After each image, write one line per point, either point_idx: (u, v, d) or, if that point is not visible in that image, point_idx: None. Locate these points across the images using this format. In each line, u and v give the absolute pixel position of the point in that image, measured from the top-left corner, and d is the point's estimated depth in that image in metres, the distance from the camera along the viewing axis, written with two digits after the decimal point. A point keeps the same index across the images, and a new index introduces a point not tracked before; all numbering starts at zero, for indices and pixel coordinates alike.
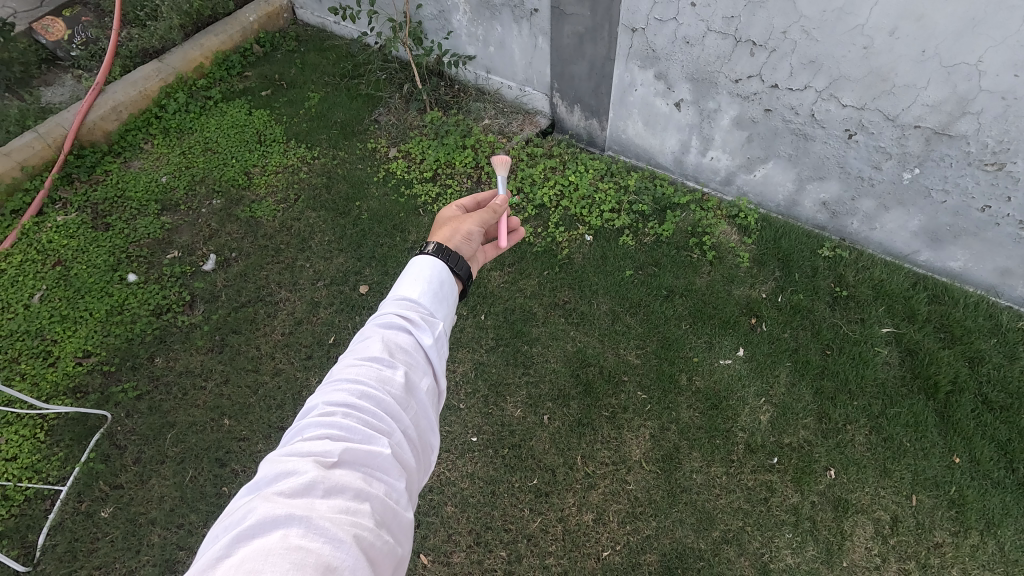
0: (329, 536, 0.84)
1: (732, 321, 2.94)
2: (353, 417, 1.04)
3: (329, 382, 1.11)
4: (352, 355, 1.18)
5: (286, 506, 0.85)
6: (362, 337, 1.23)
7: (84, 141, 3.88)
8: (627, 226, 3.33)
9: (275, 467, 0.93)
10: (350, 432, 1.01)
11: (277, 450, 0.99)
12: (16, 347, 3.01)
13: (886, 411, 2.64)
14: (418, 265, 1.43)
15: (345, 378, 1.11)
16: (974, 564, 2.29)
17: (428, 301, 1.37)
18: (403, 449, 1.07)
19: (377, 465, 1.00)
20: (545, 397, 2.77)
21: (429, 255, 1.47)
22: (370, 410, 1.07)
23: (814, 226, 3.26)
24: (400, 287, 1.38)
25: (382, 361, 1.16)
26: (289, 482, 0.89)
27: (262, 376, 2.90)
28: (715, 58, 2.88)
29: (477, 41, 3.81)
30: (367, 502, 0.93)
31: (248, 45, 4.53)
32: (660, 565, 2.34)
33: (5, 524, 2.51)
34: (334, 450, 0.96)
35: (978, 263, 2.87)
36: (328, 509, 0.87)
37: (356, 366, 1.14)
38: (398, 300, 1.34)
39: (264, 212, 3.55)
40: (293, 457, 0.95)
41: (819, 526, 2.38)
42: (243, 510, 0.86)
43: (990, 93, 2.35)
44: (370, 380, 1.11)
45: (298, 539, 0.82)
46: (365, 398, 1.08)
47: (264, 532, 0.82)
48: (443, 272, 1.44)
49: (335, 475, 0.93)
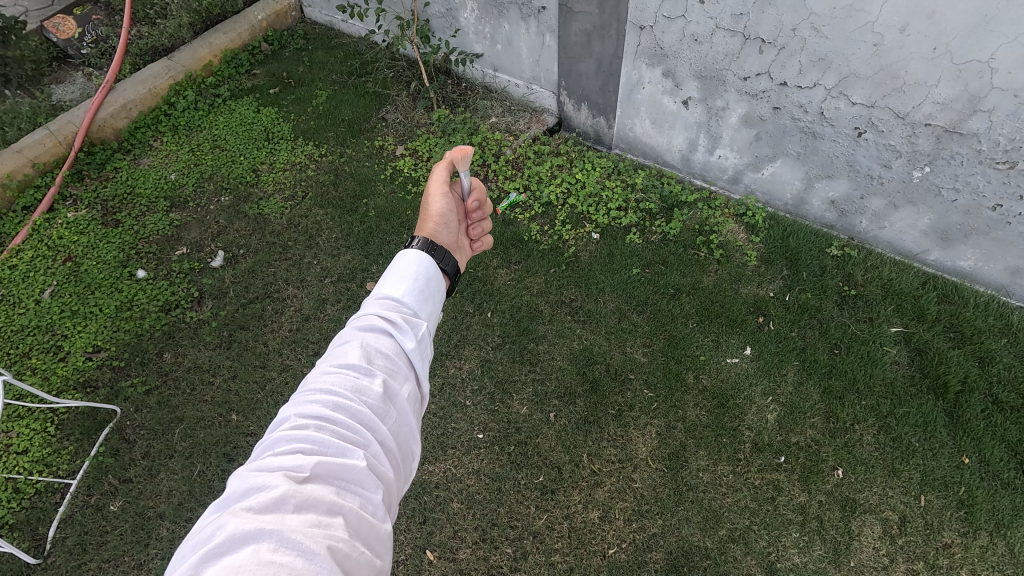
0: (301, 549, 0.80)
1: (740, 320, 2.93)
2: (327, 430, 0.99)
3: (303, 392, 1.06)
4: (328, 362, 1.13)
5: (255, 522, 0.81)
6: (341, 343, 1.19)
7: (94, 139, 3.91)
8: (635, 224, 3.32)
9: (244, 482, 0.89)
10: (323, 445, 0.96)
11: (247, 464, 0.95)
12: (28, 341, 3.04)
13: (895, 410, 2.62)
14: (403, 261, 1.41)
15: (319, 389, 1.06)
16: (984, 566, 2.27)
17: (412, 300, 1.34)
18: (380, 460, 1.02)
19: (351, 477, 0.95)
20: (551, 394, 2.77)
21: (416, 249, 1.46)
22: (345, 421, 1.02)
23: (822, 224, 3.24)
24: (382, 287, 1.35)
25: (359, 369, 1.11)
26: (258, 497, 0.85)
27: (270, 371, 2.92)
28: (724, 55, 2.86)
29: (485, 39, 3.81)
30: (340, 516, 0.88)
31: (256, 44, 4.55)
32: (665, 563, 2.33)
33: (16, 516, 2.53)
34: (306, 465, 0.92)
35: (989, 262, 2.85)
36: (299, 523, 0.83)
37: (331, 375, 1.09)
38: (381, 301, 1.31)
39: (272, 209, 3.57)
40: (264, 472, 0.90)
41: (827, 525, 2.37)
42: (211, 528, 0.82)
43: (1002, 91, 2.33)
44: (344, 390, 1.06)
45: (268, 555, 0.78)
46: (339, 409, 1.03)
47: (233, 550, 0.78)
48: (429, 267, 1.42)
49: (307, 489, 0.88)
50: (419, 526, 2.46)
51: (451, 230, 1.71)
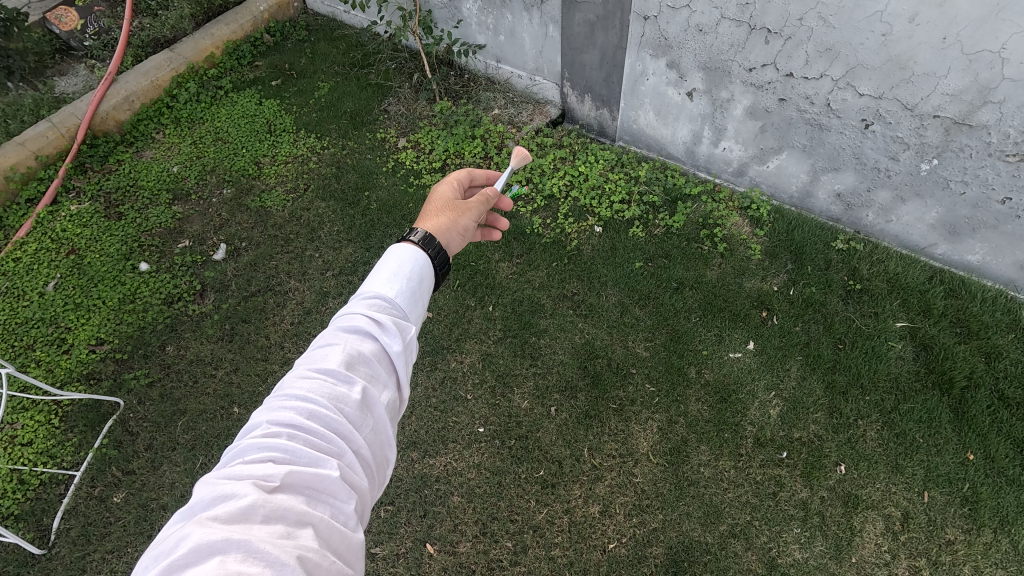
0: (270, 560, 0.79)
1: (743, 314, 2.91)
2: (300, 439, 0.98)
3: (278, 398, 1.04)
4: (307, 365, 1.11)
5: (222, 531, 0.80)
6: (324, 345, 1.17)
7: (96, 131, 3.90)
8: (638, 217, 3.29)
9: (212, 491, 0.87)
10: (295, 455, 0.95)
11: (216, 472, 0.93)
12: (32, 334, 3.05)
13: (899, 406, 2.60)
14: (395, 258, 1.39)
15: (294, 395, 1.04)
16: (987, 562, 2.25)
17: (401, 301, 1.32)
18: (355, 470, 1.01)
19: (324, 487, 0.94)
20: (552, 388, 2.76)
21: (410, 244, 1.44)
22: (318, 430, 1.00)
23: (828, 217, 3.20)
24: (371, 284, 1.33)
25: (338, 376, 1.10)
26: (225, 507, 0.84)
27: (271, 365, 2.93)
28: (728, 46, 2.82)
29: (487, 30, 3.77)
30: (309, 527, 0.88)
31: (258, 35, 4.53)
32: (666, 558, 2.33)
33: (21, 507, 2.56)
34: (276, 474, 0.91)
35: (998, 256, 2.81)
36: (267, 534, 0.83)
37: (308, 381, 1.07)
38: (369, 300, 1.29)
39: (274, 202, 3.56)
40: (232, 480, 0.89)
41: (829, 521, 2.36)
42: (175, 538, 0.81)
43: (1013, 82, 2.29)
44: (321, 397, 1.04)
45: (236, 565, 0.77)
46: (314, 417, 1.02)
47: (198, 561, 0.77)
48: (420, 265, 1.41)
49: (276, 499, 0.87)
50: (419, 519, 2.46)
51: (465, 243, 1.71)
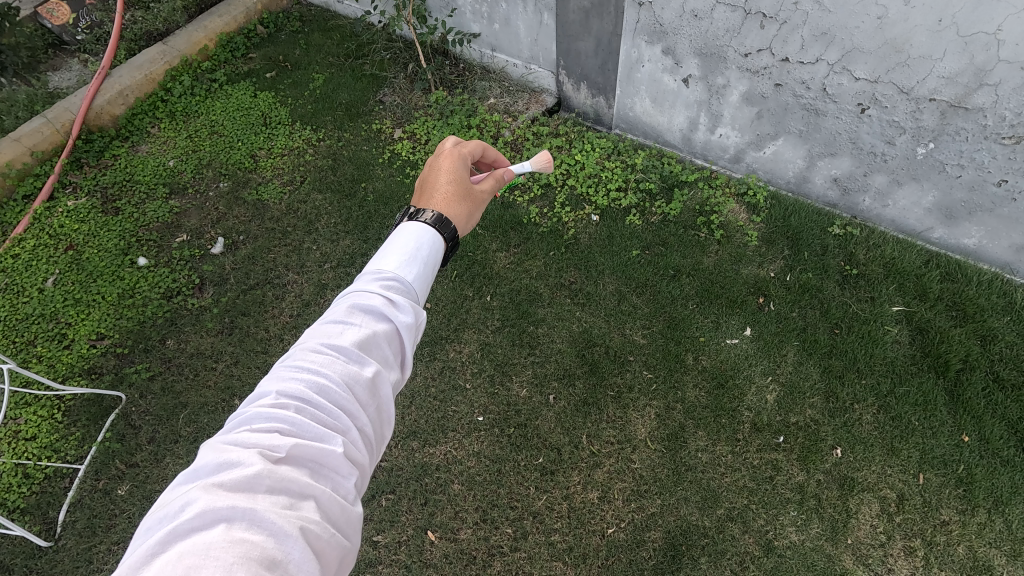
0: (273, 530, 0.81)
1: (740, 301, 2.92)
2: (307, 413, 0.99)
3: (287, 368, 1.05)
4: (319, 339, 1.12)
5: (227, 499, 0.82)
6: (336, 319, 1.17)
7: (92, 126, 3.89)
8: (635, 205, 3.30)
9: (217, 456, 0.89)
10: (301, 428, 0.96)
11: (220, 436, 0.95)
12: (33, 330, 3.06)
13: (895, 389, 2.62)
14: (409, 238, 1.40)
15: (303, 368, 1.05)
16: (981, 542, 2.28)
17: (413, 282, 1.33)
18: (358, 447, 1.02)
19: (327, 461, 0.96)
20: (551, 376, 2.77)
21: (422, 224, 1.44)
22: (325, 405, 1.01)
23: (825, 203, 3.20)
24: (384, 263, 1.33)
25: (349, 353, 1.10)
26: (231, 475, 0.86)
27: (271, 357, 2.95)
28: (724, 31, 2.81)
29: (482, 19, 3.75)
30: (311, 499, 0.90)
31: (251, 27, 4.50)
32: (664, 542, 2.36)
33: (26, 501, 2.59)
34: (282, 445, 0.92)
35: (994, 239, 2.81)
36: (272, 504, 0.84)
37: (320, 354, 1.08)
38: (381, 278, 1.29)
39: (270, 195, 3.56)
40: (237, 448, 0.91)
41: (825, 503, 2.39)
42: (181, 501, 0.82)
43: (1009, 63, 2.28)
44: (331, 372, 1.05)
45: (241, 533, 0.79)
46: (321, 393, 1.03)
47: (203, 526, 0.79)
48: (431, 247, 1.42)
49: (281, 470, 0.89)
50: (420, 507, 2.49)
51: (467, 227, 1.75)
